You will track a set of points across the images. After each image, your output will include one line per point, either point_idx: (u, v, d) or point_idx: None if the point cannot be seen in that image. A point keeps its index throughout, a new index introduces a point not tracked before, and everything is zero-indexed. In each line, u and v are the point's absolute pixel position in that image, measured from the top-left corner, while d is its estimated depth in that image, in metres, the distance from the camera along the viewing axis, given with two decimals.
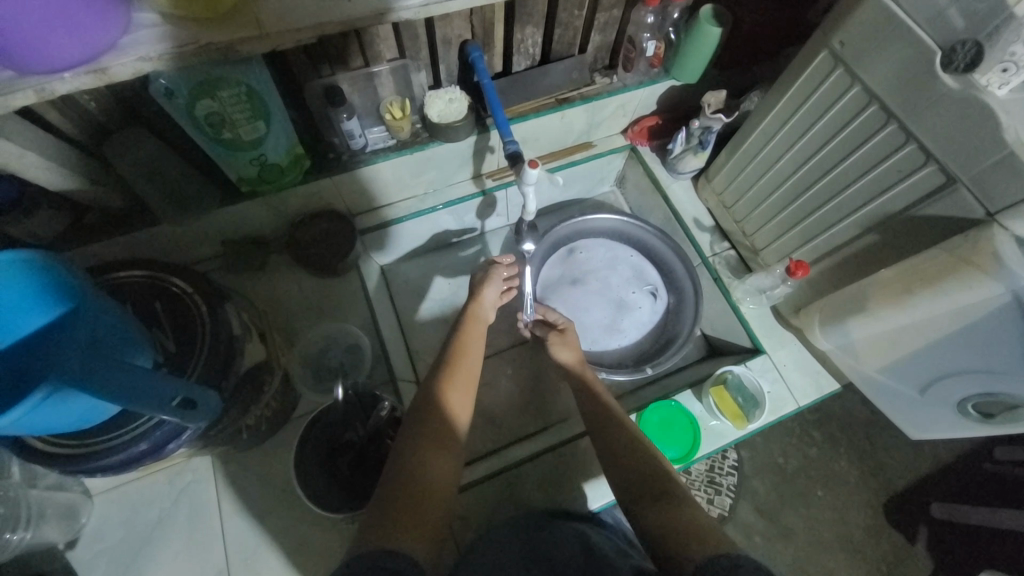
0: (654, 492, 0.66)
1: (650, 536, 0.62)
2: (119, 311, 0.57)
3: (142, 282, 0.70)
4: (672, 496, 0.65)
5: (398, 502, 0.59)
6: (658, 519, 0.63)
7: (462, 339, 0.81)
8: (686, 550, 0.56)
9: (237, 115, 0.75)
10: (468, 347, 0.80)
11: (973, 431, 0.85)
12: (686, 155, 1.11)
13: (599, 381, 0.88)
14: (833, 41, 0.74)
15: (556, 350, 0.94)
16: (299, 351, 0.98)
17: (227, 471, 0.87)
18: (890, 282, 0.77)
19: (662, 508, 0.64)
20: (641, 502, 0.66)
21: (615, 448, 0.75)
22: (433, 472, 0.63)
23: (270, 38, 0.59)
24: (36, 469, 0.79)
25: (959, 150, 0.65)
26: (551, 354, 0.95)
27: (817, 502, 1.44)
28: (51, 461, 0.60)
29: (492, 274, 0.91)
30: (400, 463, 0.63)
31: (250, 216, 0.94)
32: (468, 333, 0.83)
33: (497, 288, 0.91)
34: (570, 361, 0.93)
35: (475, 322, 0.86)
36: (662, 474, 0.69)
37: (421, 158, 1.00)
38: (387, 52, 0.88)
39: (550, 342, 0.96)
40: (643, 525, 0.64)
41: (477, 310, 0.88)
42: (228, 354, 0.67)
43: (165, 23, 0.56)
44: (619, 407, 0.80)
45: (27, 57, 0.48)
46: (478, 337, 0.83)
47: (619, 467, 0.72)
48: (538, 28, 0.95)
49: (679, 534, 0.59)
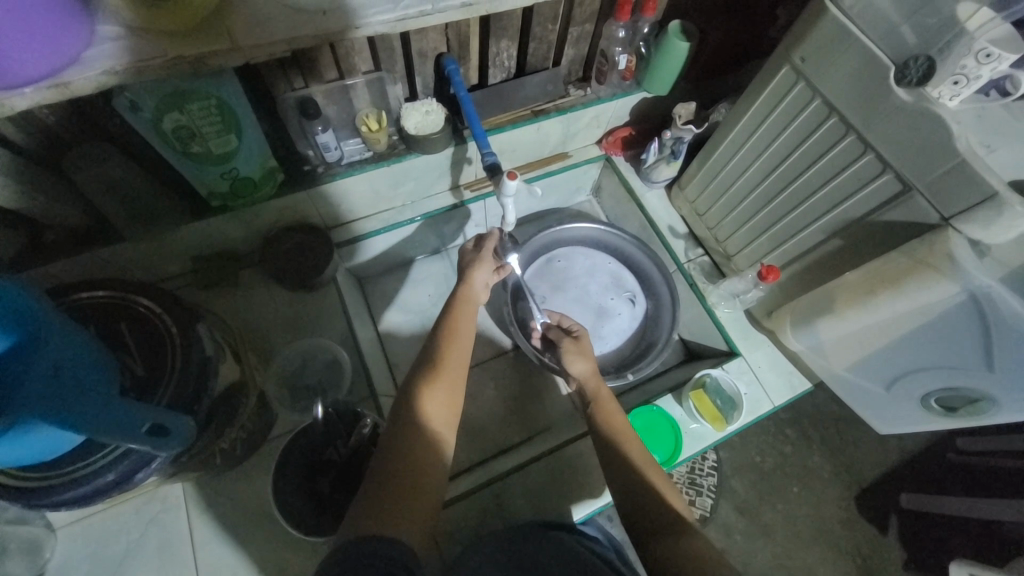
0: (665, 528, 0.66)
1: (660, 568, 0.62)
2: (83, 335, 0.54)
3: (108, 302, 0.67)
4: (684, 528, 0.66)
5: (386, 516, 0.58)
6: (667, 551, 0.63)
7: (452, 323, 0.82)
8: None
9: (207, 128, 0.73)
10: (450, 357, 0.77)
11: (937, 424, 0.89)
12: (659, 165, 1.14)
13: (614, 399, 0.85)
14: (794, 56, 0.78)
15: (571, 359, 0.90)
16: (275, 369, 0.95)
17: (201, 498, 0.84)
18: (854, 285, 0.81)
19: (671, 545, 0.64)
20: (655, 531, 0.67)
21: (616, 467, 0.75)
22: (424, 484, 0.64)
23: (243, 51, 0.58)
24: (3, 505, 0.70)
25: (914, 160, 0.68)
26: (565, 363, 0.90)
27: (794, 498, 1.48)
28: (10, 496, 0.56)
29: (484, 254, 0.91)
30: (390, 475, 0.62)
31: (221, 231, 0.91)
32: (457, 328, 0.81)
33: (488, 273, 0.91)
34: (584, 371, 0.89)
35: (468, 305, 0.87)
36: (661, 502, 0.70)
37: (398, 170, 0.99)
38: (362, 65, 0.88)
39: (564, 350, 0.92)
40: (652, 558, 0.64)
41: (469, 293, 0.88)
42: (201, 376, 0.64)
43: (130, 36, 0.55)
44: (620, 425, 0.80)
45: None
46: (469, 319, 0.84)
47: (623, 487, 0.73)
48: (513, 41, 0.96)
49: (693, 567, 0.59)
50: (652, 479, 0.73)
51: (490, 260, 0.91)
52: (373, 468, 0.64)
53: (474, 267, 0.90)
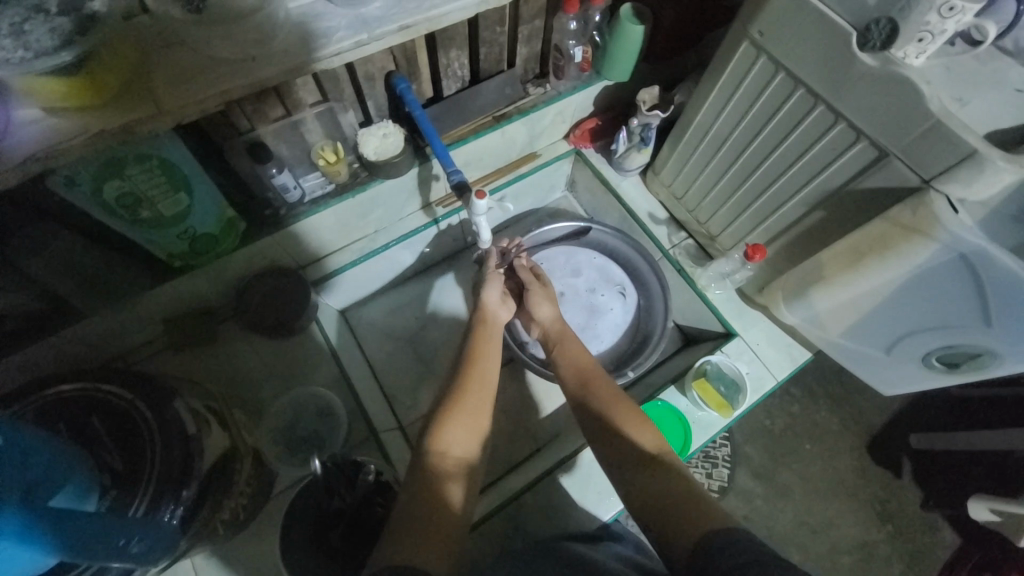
0: (641, 466, 0.67)
1: (645, 512, 0.62)
2: (49, 444, 0.51)
3: (76, 395, 0.63)
4: (665, 467, 0.66)
5: (420, 537, 0.58)
6: (650, 491, 0.63)
7: (476, 345, 0.82)
8: (683, 530, 0.56)
9: (154, 190, 0.70)
10: (473, 383, 0.76)
11: (941, 381, 0.88)
12: (631, 153, 1.11)
13: (577, 338, 0.90)
14: (752, 31, 0.75)
15: (536, 302, 0.94)
16: (269, 424, 0.92)
17: (213, 569, 0.81)
18: (841, 253, 0.80)
19: (655, 482, 0.64)
20: (634, 472, 0.67)
21: (587, 413, 0.76)
22: (449, 509, 0.63)
23: (172, 113, 0.54)
24: None
25: (888, 123, 0.66)
26: (531, 304, 0.94)
27: (808, 457, 1.48)
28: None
29: (492, 272, 0.92)
30: (419, 504, 0.62)
31: (190, 291, 0.88)
32: (479, 354, 0.80)
33: (499, 285, 0.91)
34: (548, 316, 0.93)
35: (489, 328, 0.86)
36: (630, 445, 0.70)
37: (364, 200, 0.96)
38: (308, 97, 0.83)
39: (530, 292, 0.95)
40: (640, 497, 0.64)
41: (486, 314, 0.88)
42: (187, 455, 0.62)
43: (52, 117, 0.51)
44: (590, 361, 0.84)
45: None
46: (492, 346, 0.83)
47: (604, 441, 0.72)
48: (462, 50, 0.91)
49: (680, 508, 0.59)
50: (617, 415, 0.74)
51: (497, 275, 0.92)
52: (393, 519, 0.61)
53: (484, 286, 0.91)
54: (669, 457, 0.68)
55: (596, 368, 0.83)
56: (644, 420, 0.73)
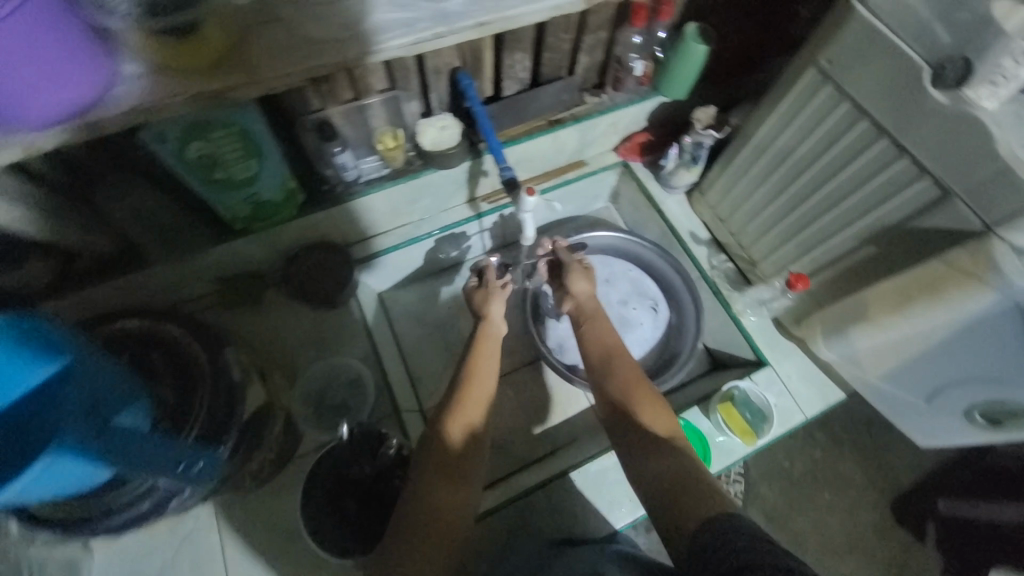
0: (649, 444, 0.67)
1: (652, 491, 0.63)
2: (117, 371, 0.57)
3: (137, 331, 0.69)
4: (673, 446, 0.66)
5: (415, 541, 0.63)
6: (657, 471, 0.64)
7: (474, 362, 0.79)
8: (687, 508, 0.57)
9: (232, 155, 0.75)
10: (471, 401, 0.74)
11: (981, 438, 0.85)
12: (679, 170, 1.12)
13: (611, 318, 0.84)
14: (821, 59, 0.75)
15: (574, 279, 0.88)
16: (301, 388, 0.96)
17: (230, 517, 0.85)
18: (889, 292, 0.78)
19: (659, 461, 0.65)
20: (642, 453, 0.67)
21: (602, 389, 0.76)
22: (449, 518, 0.65)
23: (262, 82, 0.59)
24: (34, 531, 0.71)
25: (955, 162, 0.65)
26: (567, 280, 0.88)
27: (825, 505, 1.43)
28: (96, 507, 0.64)
29: (493, 286, 0.86)
30: (415, 510, 0.65)
31: (245, 254, 0.93)
32: (475, 374, 0.77)
33: (503, 301, 0.86)
34: (583, 292, 0.87)
35: (489, 342, 0.82)
36: (641, 426, 0.69)
37: (415, 186, 1.00)
38: (377, 84, 0.87)
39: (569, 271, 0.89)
40: (649, 477, 0.64)
41: (488, 330, 0.84)
42: (230, 401, 0.68)
43: (157, 74, 0.56)
44: (615, 340, 0.80)
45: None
46: (490, 363, 0.79)
47: (615, 416, 0.73)
48: (528, 53, 0.94)
49: (685, 490, 0.59)
50: (633, 392, 0.73)
51: (500, 287, 0.86)
52: (409, 491, 0.67)
53: (489, 301, 0.85)
54: (678, 440, 0.68)
55: (620, 347, 0.79)
56: (658, 399, 0.72)
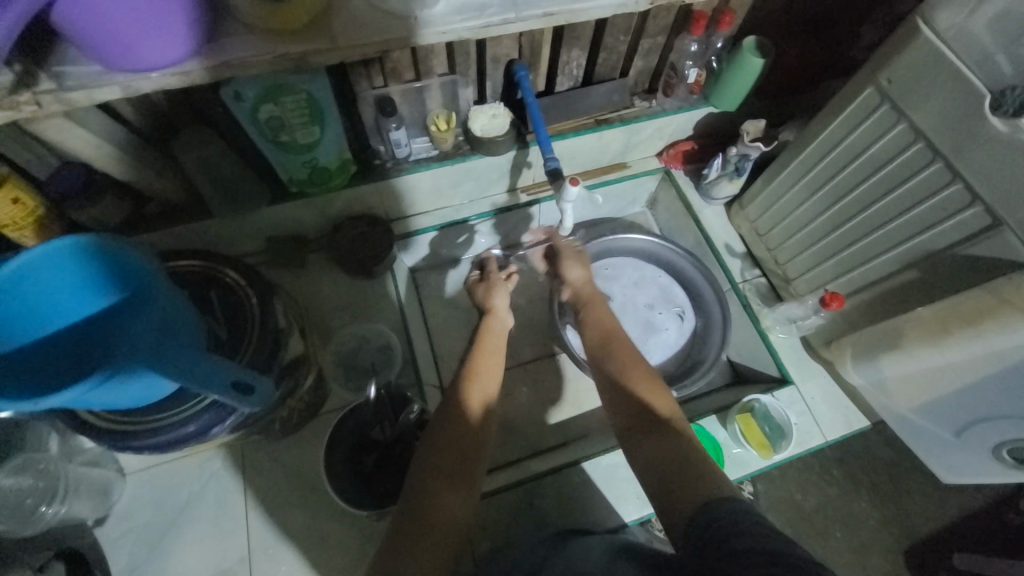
0: (651, 424, 0.68)
1: (648, 476, 0.63)
2: (184, 300, 0.62)
3: (196, 271, 0.75)
4: (672, 429, 0.67)
5: (421, 523, 0.61)
6: (656, 451, 0.64)
7: (474, 359, 0.79)
8: (688, 489, 0.58)
9: (296, 119, 0.79)
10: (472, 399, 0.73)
11: (1010, 479, 0.82)
12: (721, 181, 1.12)
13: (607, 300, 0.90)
14: (880, 79, 0.75)
15: (568, 265, 0.95)
16: (332, 349, 1.00)
17: (253, 462, 0.89)
18: (929, 321, 0.77)
19: (657, 441, 0.65)
20: (641, 435, 0.68)
21: (603, 373, 0.77)
22: (444, 517, 0.62)
23: (339, 50, 0.63)
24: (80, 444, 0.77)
25: (1010, 192, 0.64)
26: (563, 268, 0.95)
27: (835, 542, 1.38)
28: (142, 423, 0.69)
29: (496, 282, 0.92)
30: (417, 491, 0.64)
31: (295, 217, 0.98)
32: (478, 367, 0.78)
33: (504, 293, 0.92)
34: (579, 278, 0.94)
35: (490, 341, 0.83)
36: (643, 406, 0.70)
37: (462, 169, 1.03)
38: (438, 68, 0.91)
39: (562, 256, 0.97)
40: (648, 458, 0.64)
41: (490, 327, 0.86)
42: (276, 342, 0.73)
43: (246, 34, 0.61)
44: (610, 325, 0.85)
45: (101, 50, 0.53)
46: (494, 359, 0.80)
47: (613, 396, 0.74)
48: (584, 51, 0.97)
49: (687, 472, 0.60)
50: (633, 376, 0.74)
51: (501, 282, 0.93)
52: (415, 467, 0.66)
53: (493, 294, 0.91)
54: (684, 423, 0.68)
55: (616, 333, 0.82)
56: (656, 381, 0.74)
